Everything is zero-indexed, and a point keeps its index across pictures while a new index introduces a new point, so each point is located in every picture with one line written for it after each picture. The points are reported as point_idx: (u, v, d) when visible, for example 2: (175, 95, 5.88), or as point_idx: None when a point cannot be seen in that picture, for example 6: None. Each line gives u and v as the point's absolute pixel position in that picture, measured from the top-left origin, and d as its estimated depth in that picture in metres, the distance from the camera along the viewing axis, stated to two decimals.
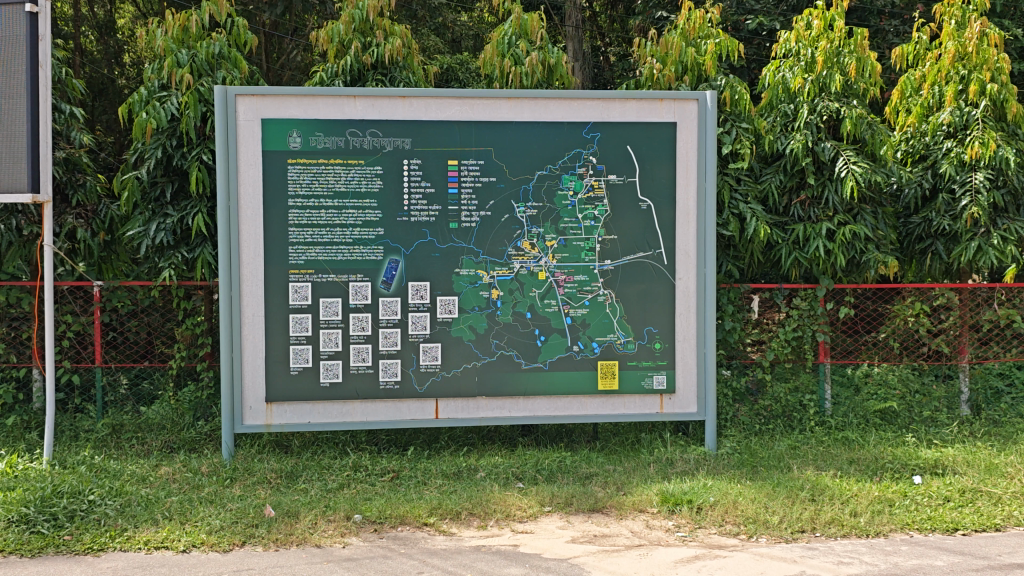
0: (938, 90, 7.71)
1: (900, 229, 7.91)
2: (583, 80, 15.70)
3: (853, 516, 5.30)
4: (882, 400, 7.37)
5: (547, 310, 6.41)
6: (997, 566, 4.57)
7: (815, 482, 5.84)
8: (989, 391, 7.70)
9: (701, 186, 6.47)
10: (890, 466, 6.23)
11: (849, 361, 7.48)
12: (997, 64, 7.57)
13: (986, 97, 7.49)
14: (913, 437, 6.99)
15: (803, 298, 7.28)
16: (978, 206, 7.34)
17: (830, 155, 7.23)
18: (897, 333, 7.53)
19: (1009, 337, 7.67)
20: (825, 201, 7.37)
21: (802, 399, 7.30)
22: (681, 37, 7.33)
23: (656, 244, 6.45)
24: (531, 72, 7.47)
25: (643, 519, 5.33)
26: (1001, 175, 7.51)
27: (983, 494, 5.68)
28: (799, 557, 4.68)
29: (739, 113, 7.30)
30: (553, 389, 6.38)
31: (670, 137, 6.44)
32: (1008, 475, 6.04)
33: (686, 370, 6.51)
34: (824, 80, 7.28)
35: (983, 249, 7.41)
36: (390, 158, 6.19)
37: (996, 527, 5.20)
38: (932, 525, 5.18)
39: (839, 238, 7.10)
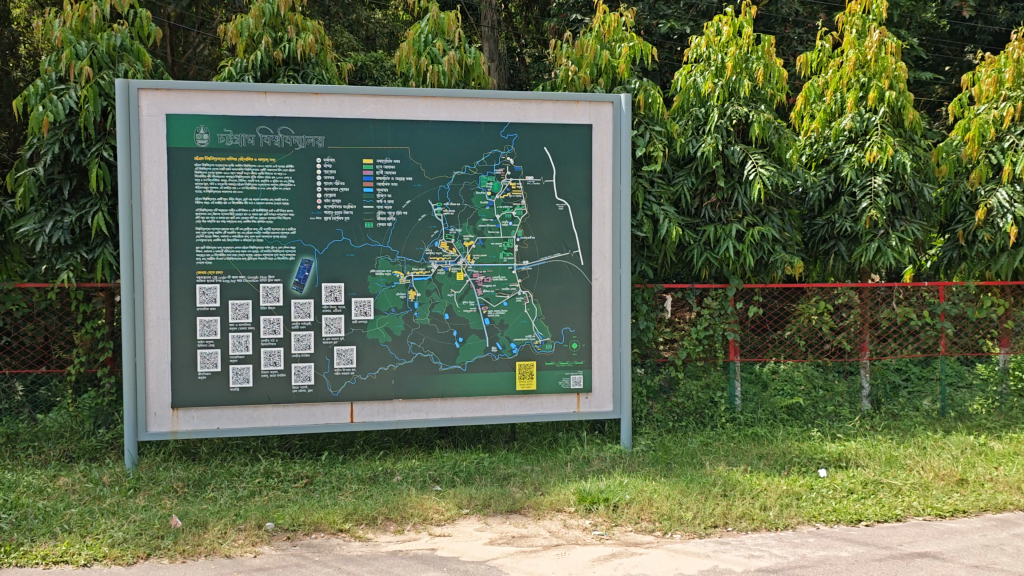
0: (840, 97, 8.02)
1: (805, 231, 8.19)
2: (499, 81, 15.71)
3: (763, 510, 5.44)
4: (788, 396, 7.64)
5: (465, 311, 6.37)
6: (899, 555, 4.75)
7: (726, 478, 5.97)
8: (887, 385, 7.97)
9: (616, 187, 6.54)
10: (797, 460, 6.43)
11: (757, 359, 7.68)
12: (895, 72, 7.87)
13: (885, 104, 7.79)
14: (817, 432, 7.25)
15: (714, 297, 7.43)
16: (877, 209, 7.64)
17: (739, 158, 7.42)
18: (802, 331, 7.71)
19: (904, 334, 7.91)
20: (734, 203, 7.53)
21: (713, 396, 7.48)
22: (596, 40, 7.42)
23: (573, 244, 6.49)
24: (449, 72, 7.44)
25: (560, 518, 5.34)
26: (899, 179, 7.81)
27: (884, 486, 5.91)
28: (712, 552, 4.77)
29: (653, 116, 7.42)
30: (470, 390, 6.34)
31: (585, 138, 6.49)
32: (906, 467, 6.31)
33: (602, 370, 6.57)
34: (733, 86, 7.48)
35: (882, 250, 7.72)
36: (302, 156, 6.05)
37: (897, 517, 5.42)
38: (837, 517, 5.36)
39: (748, 239, 7.31)
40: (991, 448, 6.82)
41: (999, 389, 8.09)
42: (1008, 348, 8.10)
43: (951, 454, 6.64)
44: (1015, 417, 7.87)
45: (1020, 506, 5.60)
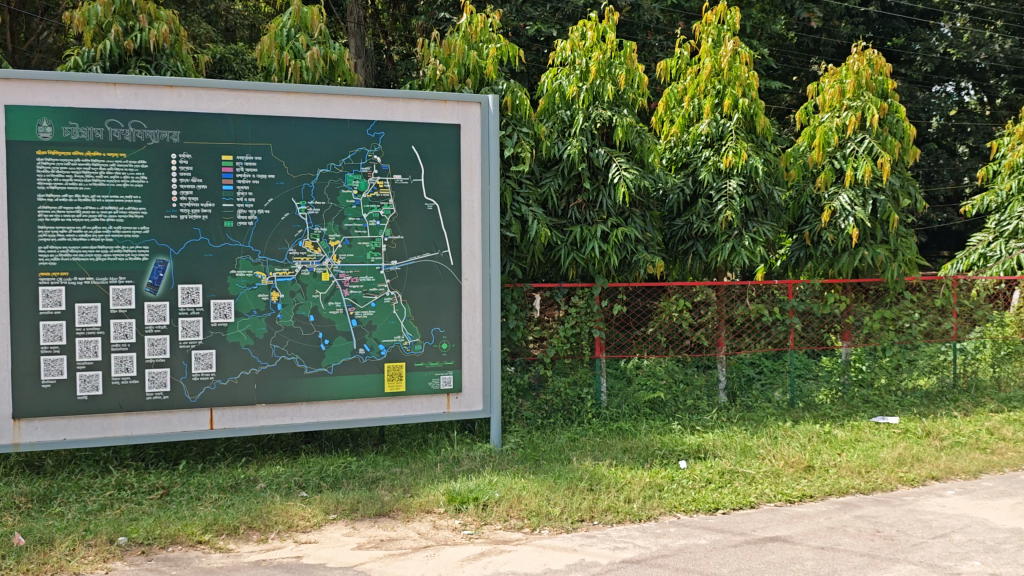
0: (697, 103, 8.33)
1: (666, 231, 8.50)
2: (366, 78, 15.51)
3: (627, 502, 5.60)
4: (650, 390, 7.89)
5: (331, 313, 6.24)
6: (753, 540, 4.99)
7: (592, 472, 6.11)
8: (742, 378, 8.33)
9: (485, 188, 6.57)
10: (659, 453, 6.66)
11: (622, 355, 7.88)
12: (747, 80, 8.31)
13: (738, 110, 8.18)
14: (678, 425, 7.52)
15: (580, 296, 7.59)
16: (731, 210, 7.99)
17: (603, 161, 7.62)
18: (663, 328, 8.00)
19: (758, 329, 8.32)
20: (599, 205, 7.71)
21: (580, 392, 7.64)
22: (463, 40, 7.44)
23: (442, 244, 6.47)
24: (313, 67, 7.24)
25: (429, 519, 5.32)
26: (751, 182, 8.20)
27: (739, 475, 6.20)
28: (578, 546, 4.87)
29: (520, 117, 7.47)
30: (337, 393, 6.22)
31: (453, 138, 6.49)
32: (759, 456, 6.65)
33: (472, 370, 6.58)
34: (597, 90, 7.65)
35: (736, 250, 8.09)
36: (155, 152, 5.77)
37: (750, 504, 5.70)
38: (695, 506, 5.58)
39: (612, 239, 7.51)
40: (835, 435, 7.28)
41: (841, 380, 8.62)
42: (849, 342, 8.67)
43: (800, 442, 7.04)
44: (856, 406, 8.41)
45: (861, 490, 6.01)
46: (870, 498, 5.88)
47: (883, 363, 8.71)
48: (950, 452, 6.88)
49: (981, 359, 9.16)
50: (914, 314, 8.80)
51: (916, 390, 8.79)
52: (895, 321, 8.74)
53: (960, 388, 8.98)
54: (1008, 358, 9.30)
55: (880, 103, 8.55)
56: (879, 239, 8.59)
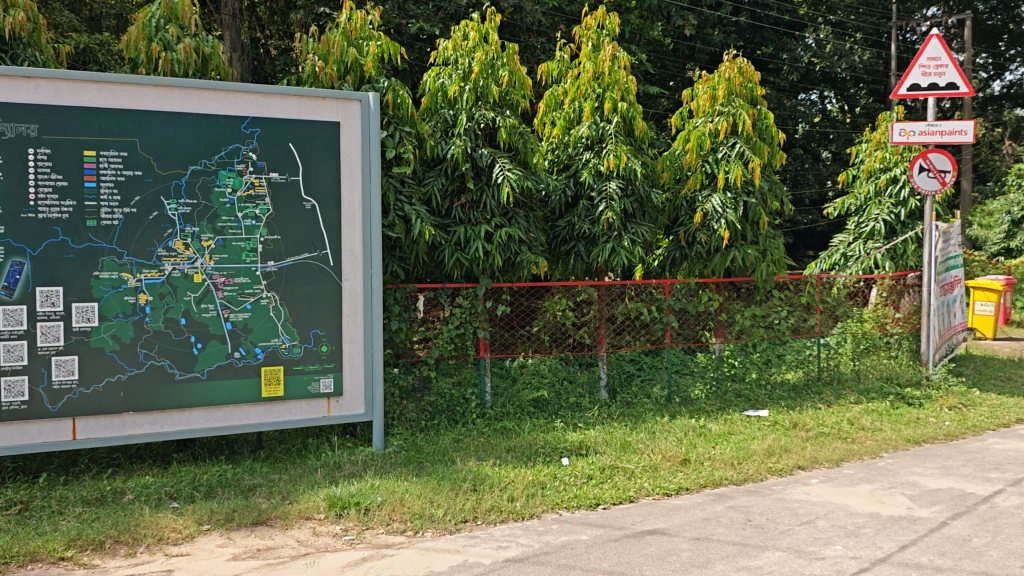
0: (578, 106, 8.50)
1: (549, 232, 8.61)
2: (243, 72, 15.08)
3: (510, 501, 5.63)
4: (534, 389, 7.97)
5: (204, 316, 6.01)
6: (631, 534, 5.11)
7: (476, 472, 6.12)
8: (623, 374, 8.59)
9: (365, 187, 6.47)
10: (542, 450, 6.73)
11: (507, 354, 7.93)
12: (625, 84, 8.50)
13: (618, 114, 8.35)
14: (561, 423, 7.62)
15: (464, 296, 7.57)
16: (612, 211, 8.17)
17: (487, 161, 7.65)
18: (548, 327, 8.08)
19: (637, 327, 8.54)
20: (483, 205, 7.73)
21: (464, 392, 7.64)
22: (342, 37, 7.29)
23: (321, 244, 6.33)
24: (184, 60, 6.96)
25: (309, 526, 5.20)
26: (630, 184, 8.41)
27: (619, 470, 6.34)
28: (461, 547, 4.86)
29: (402, 117, 7.39)
30: (212, 399, 5.99)
31: (332, 136, 6.36)
32: (638, 451, 6.82)
33: (353, 372, 6.47)
34: (480, 90, 7.67)
35: (615, 250, 8.25)
36: (10, 146, 5.43)
37: (630, 499, 5.84)
38: (577, 503, 5.67)
39: (496, 239, 7.55)
40: (710, 429, 7.54)
41: (715, 375, 8.95)
42: (722, 339, 9.02)
43: (676, 436, 7.26)
44: (729, 400, 8.73)
45: (734, 481, 6.25)
46: (742, 488, 6.12)
47: (754, 358, 9.10)
48: (815, 442, 7.24)
49: (842, 353, 9.69)
50: (782, 311, 9.20)
51: (784, 383, 9.19)
52: (765, 318, 9.13)
53: (825, 380, 9.44)
54: (867, 351, 9.86)
55: (750, 109, 8.91)
56: (749, 240, 8.98)
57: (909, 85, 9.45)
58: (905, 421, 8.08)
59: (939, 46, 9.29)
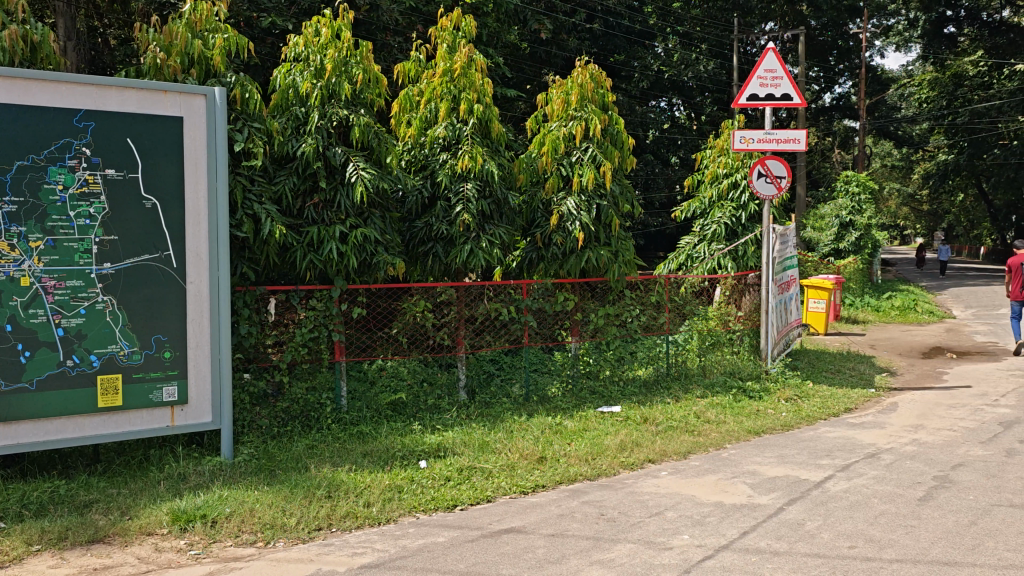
0: (433, 107, 8.49)
1: (405, 233, 8.55)
2: (78, 62, 14.19)
3: (366, 507, 5.54)
4: (392, 392, 7.88)
5: (33, 322, 5.60)
6: (488, 534, 5.14)
7: (330, 479, 5.99)
8: (483, 375, 8.59)
9: (211, 185, 6.22)
10: (398, 454, 6.67)
11: (364, 358, 7.79)
12: (482, 86, 8.55)
13: (473, 116, 8.38)
14: (418, 425, 7.57)
15: (319, 299, 7.38)
16: (468, 213, 8.21)
17: (340, 160, 7.49)
18: (407, 329, 7.99)
19: (497, 326, 8.57)
20: (337, 205, 7.55)
21: (320, 397, 7.43)
22: (186, 28, 6.95)
23: (163, 245, 6.03)
24: (10, 48, 6.42)
25: (150, 542, 4.93)
26: (487, 186, 8.46)
27: (477, 470, 6.37)
28: (314, 556, 4.74)
29: (251, 112, 7.13)
30: (42, 411, 5.60)
31: (175, 132, 6.07)
32: (496, 451, 6.87)
33: (199, 379, 6.18)
34: (333, 88, 7.53)
35: (474, 252, 8.29)
36: None
37: (487, 498, 5.87)
38: (434, 505, 5.65)
39: (351, 240, 7.40)
40: (565, 426, 7.70)
41: (571, 373, 9.07)
42: (578, 338, 9.10)
43: (533, 435, 7.37)
44: (584, 398, 8.92)
45: (588, 476, 6.40)
46: (595, 483, 6.28)
47: (607, 356, 9.30)
48: (664, 436, 7.53)
49: (689, 349, 10.08)
50: (634, 309, 9.50)
51: (636, 379, 9.50)
52: (618, 316, 9.39)
53: (674, 376, 9.83)
54: (711, 347, 10.27)
55: (602, 114, 9.20)
56: (602, 242, 9.27)
57: (748, 95, 9.97)
58: (746, 412, 8.53)
59: (775, 58, 9.84)
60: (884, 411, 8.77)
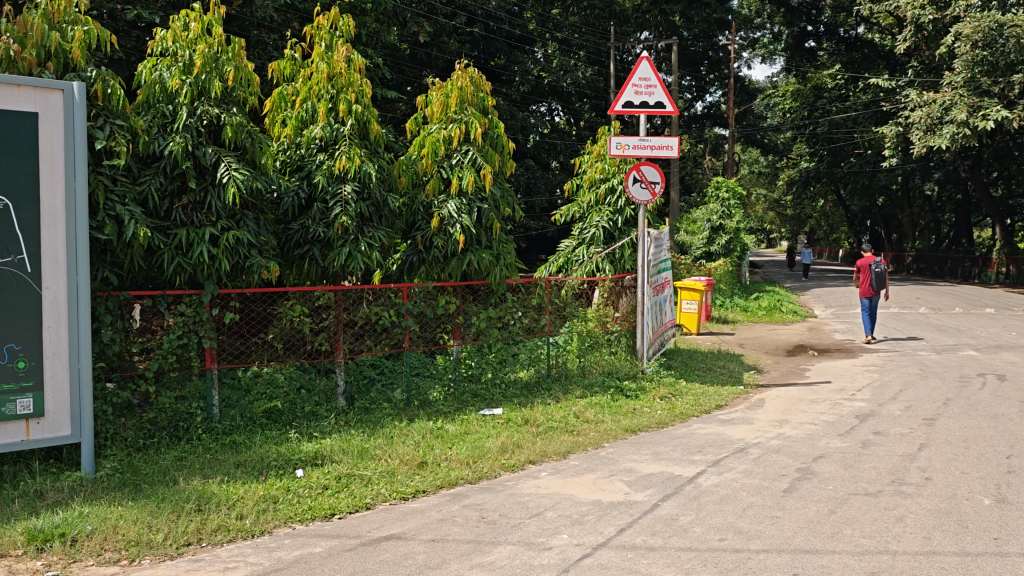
0: (310, 106, 8.28)
1: (281, 235, 8.34)
2: None
3: (239, 519, 5.35)
4: (268, 400, 7.65)
5: None
6: (366, 542, 5.06)
7: (201, 491, 5.75)
8: (362, 380, 8.41)
9: (70, 185, 5.87)
10: (274, 463, 6.48)
11: (238, 364, 7.51)
12: (360, 87, 8.40)
13: (351, 117, 8.25)
14: (295, 433, 7.38)
15: (187, 304, 7.07)
16: (347, 215, 8.06)
17: (211, 160, 7.23)
18: (282, 334, 7.77)
19: (377, 330, 8.40)
20: (207, 206, 7.29)
21: (190, 407, 7.13)
22: (43, 19, 6.52)
23: (16, 249, 5.65)
24: None
25: (3, 565, 4.60)
26: (366, 188, 8.33)
27: (356, 478, 6.26)
28: (183, 572, 4.54)
29: (113, 109, 6.74)
30: None
31: (29, 129, 5.70)
32: (375, 457, 6.77)
33: (56, 391, 5.83)
34: (203, 85, 7.25)
35: (352, 255, 8.16)
36: None
37: (367, 506, 5.78)
38: (312, 514, 5.52)
39: (222, 242, 7.15)
40: (446, 430, 7.66)
41: (453, 376, 9.03)
42: (460, 340, 9.08)
43: (414, 440, 7.30)
44: (466, 401, 8.92)
45: (469, 480, 6.39)
46: (476, 486, 6.28)
47: (489, 358, 9.29)
48: (544, 437, 7.60)
49: (569, 350, 10.17)
50: (516, 312, 9.55)
51: (517, 381, 9.54)
52: (500, 319, 9.39)
53: (554, 377, 9.93)
54: (590, 348, 10.45)
55: (481, 118, 9.27)
56: (484, 245, 9.33)
57: (624, 102, 10.20)
58: (623, 411, 8.73)
59: (649, 67, 10.15)
60: (752, 407, 9.17)
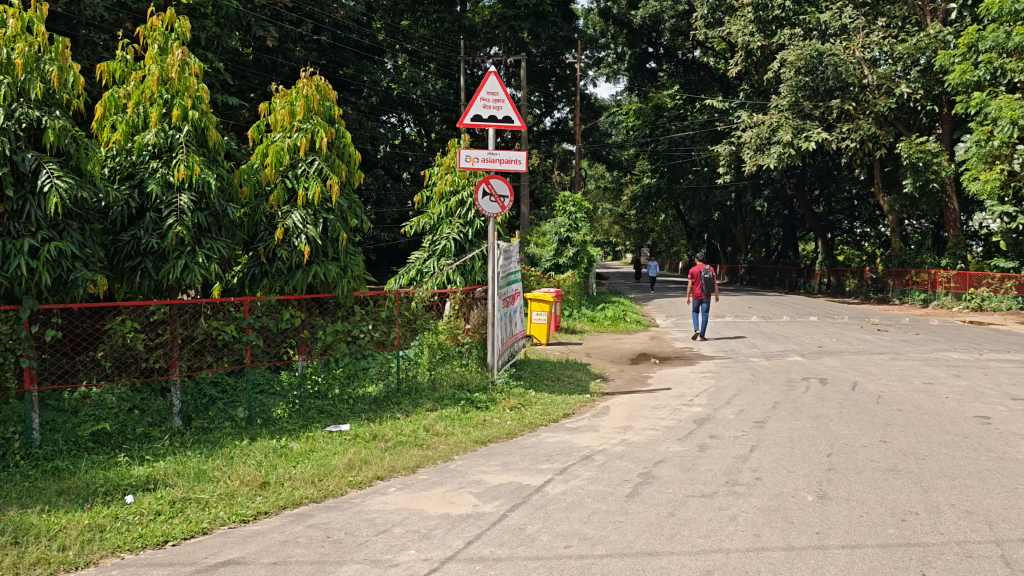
0: (143, 111, 7.87)
1: (109, 247, 7.84)
2: None
3: (60, 551, 4.96)
4: (95, 422, 7.15)
5: None
6: (203, 569, 4.81)
7: (16, 523, 5.29)
8: (200, 401, 8.03)
9: None
10: (101, 490, 6.07)
11: (63, 385, 7.00)
12: (197, 93, 8.10)
13: (189, 122, 7.92)
14: (125, 457, 6.95)
15: (3, 321, 6.53)
16: (182, 225, 7.69)
17: (31, 166, 6.72)
18: (113, 352, 7.25)
19: (218, 346, 8.01)
20: (26, 216, 6.74)
21: (5, 432, 6.63)
22: None
23: None
24: None
25: None
26: (203, 198, 7.99)
27: (192, 502, 5.95)
28: None
29: None
30: None
31: None
32: (214, 479, 6.47)
33: None
34: (22, 85, 6.74)
35: (188, 267, 7.81)
36: None
37: (203, 531, 5.50)
38: (142, 543, 5.20)
39: (43, 255, 6.67)
40: (290, 448, 7.44)
41: (298, 393, 8.75)
42: (305, 355, 8.79)
43: (255, 459, 7.04)
44: (311, 418, 8.64)
45: (314, 498, 6.22)
46: (321, 505, 6.10)
47: (335, 373, 9.06)
48: (393, 452, 7.51)
49: (419, 363, 10.09)
50: (366, 325, 9.35)
51: (365, 397, 9.37)
52: (347, 333, 9.16)
53: (403, 392, 9.80)
54: (441, 360, 10.43)
55: (328, 127, 9.14)
56: (330, 257, 9.21)
57: (472, 116, 10.27)
58: (473, 423, 8.75)
59: (496, 82, 10.28)
60: (597, 414, 9.42)
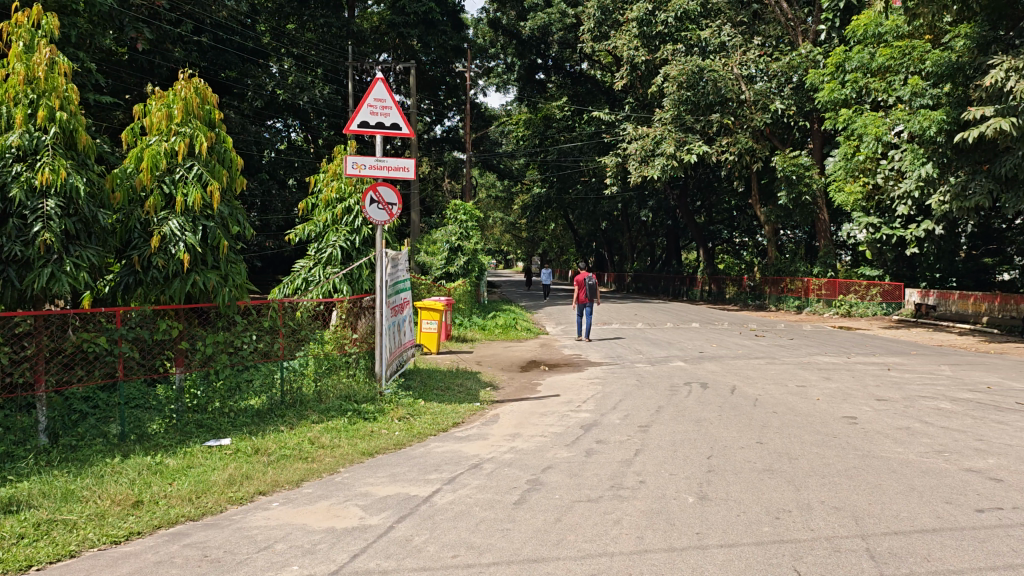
0: (6, 111, 7.40)
1: None
2: None
3: None
4: None
5: None
6: None
7: None
8: (70, 416, 7.58)
9: None
10: None
11: None
12: (65, 92, 7.72)
13: (56, 124, 7.53)
14: None
15: None
16: (49, 232, 7.27)
17: None
18: None
19: (90, 359, 7.58)
20: None
21: None
22: None
23: None
24: None
25: None
26: (72, 203, 7.59)
27: (58, 524, 5.62)
28: None
29: None
30: None
31: None
32: (83, 499, 6.14)
33: None
34: None
35: (55, 276, 7.38)
36: None
37: (70, 554, 5.20)
38: (3, 568, 4.87)
39: None
40: (166, 465, 7.13)
41: (175, 407, 8.42)
42: (183, 368, 8.49)
43: (127, 477, 6.70)
44: (190, 432, 8.33)
45: (191, 516, 5.97)
46: (199, 523, 5.87)
47: (216, 386, 8.76)
48: (276, 466, 7.32)
49: (305, 374, 9.87)
50: (250, 335, 9.11)
51: (247, 409, 9.09)
52: (228, 344, 8.87)
53: (287, 404, 9.57)
54: (327, 371, 10.22)
55: (208, 132, 8.92)
56: (209, 265, 8.94)
57: (359, 122, 10.15)
58: (360, 435, 8.61)
59: (383, 88, 10.18)
60: (486, 423, 9.43)
